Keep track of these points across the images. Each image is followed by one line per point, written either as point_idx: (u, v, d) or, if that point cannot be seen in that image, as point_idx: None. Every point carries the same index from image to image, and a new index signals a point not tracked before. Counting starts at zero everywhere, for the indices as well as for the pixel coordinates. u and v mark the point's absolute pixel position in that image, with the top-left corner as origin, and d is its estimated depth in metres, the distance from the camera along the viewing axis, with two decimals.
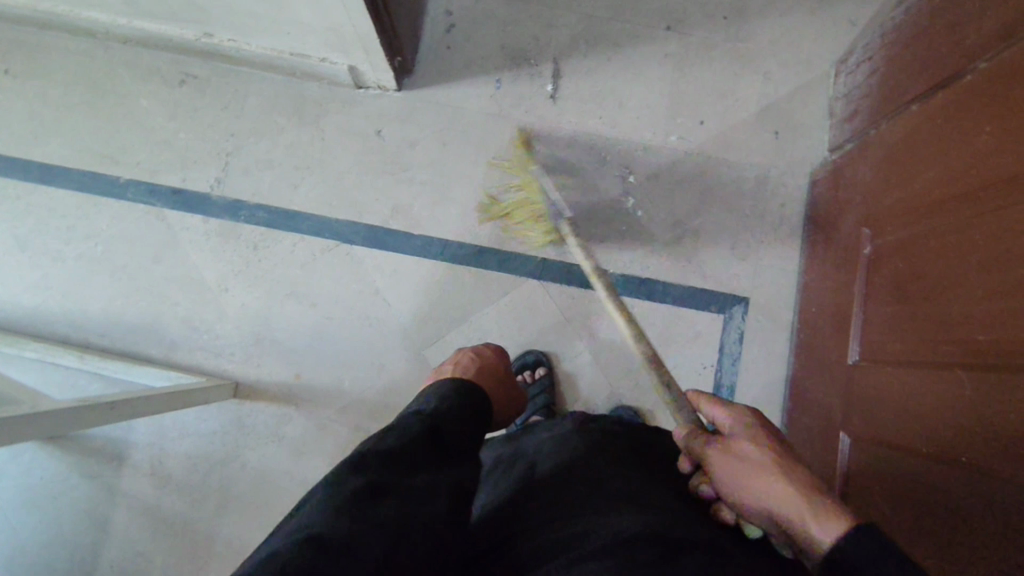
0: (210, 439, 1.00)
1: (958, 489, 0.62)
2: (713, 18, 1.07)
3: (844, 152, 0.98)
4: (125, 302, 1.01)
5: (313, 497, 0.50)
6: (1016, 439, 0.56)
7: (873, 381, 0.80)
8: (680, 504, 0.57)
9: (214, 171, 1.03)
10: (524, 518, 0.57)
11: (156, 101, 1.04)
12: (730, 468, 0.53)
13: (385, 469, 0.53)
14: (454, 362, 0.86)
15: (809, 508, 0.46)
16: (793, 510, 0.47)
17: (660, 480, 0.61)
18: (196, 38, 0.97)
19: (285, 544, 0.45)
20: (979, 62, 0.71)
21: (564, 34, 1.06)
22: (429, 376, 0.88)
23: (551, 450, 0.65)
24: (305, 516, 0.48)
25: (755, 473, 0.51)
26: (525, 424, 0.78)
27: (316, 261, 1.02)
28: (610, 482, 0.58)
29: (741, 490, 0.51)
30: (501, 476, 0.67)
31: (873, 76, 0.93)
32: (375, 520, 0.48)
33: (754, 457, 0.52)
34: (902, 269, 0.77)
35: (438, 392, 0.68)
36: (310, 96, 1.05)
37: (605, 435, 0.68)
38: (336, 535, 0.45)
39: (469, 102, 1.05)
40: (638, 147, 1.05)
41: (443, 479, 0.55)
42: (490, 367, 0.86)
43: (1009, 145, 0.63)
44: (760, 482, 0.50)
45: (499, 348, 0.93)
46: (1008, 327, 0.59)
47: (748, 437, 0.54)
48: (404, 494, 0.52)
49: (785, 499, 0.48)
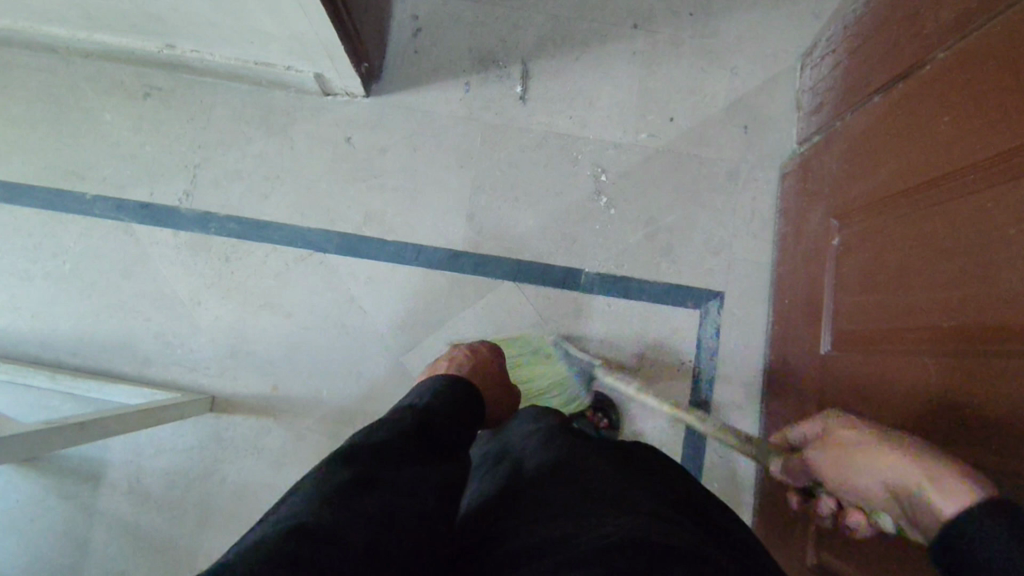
0: (188, 455, 0.99)
1: None
2: (679, 15, 1.08)
3: (812, 144, 0.99)
4: (96, 320, 1.00)
5: (303, 486, 0.50)
6: (1001, 425, 0.56)
7: (846, 372, 0.80)
8: (665, 497, 0.56)
9: (182, 184, 1.02)
10: (510, 516, 0.56)
11: (121, 115, 1.02)
12: (843, 458, 0.54)
13: (373, 461, 0.53)
14: (450, 358, 0.86)
15: (922, 469, 0.46)
16: (906, 475, 0.47)
17: (644, 472, 0.61)
18: (158, 50, 0.96)
19: (269, 530, 0.44)
20: (938, 52, 0.72)
21: (531, 35, 1.06)
22: (423, 371, 0.88)
23: (537, 450, 0.65)
24: (295, 503, 0.48)
25: (864, 453, 0.52)
26: (514, 422, 0.78)
27: (289, 271, 1.01)
28: (599, 480, 0.57)
29: (858, 473, 0.52)
30: (489, 473, 0.67)
31: (837, 68, 0.94)
32: (360, 513, 0.47)
33: (862, 440, 0.53)
34: (871, 260, 0.78)
35: (429, 391, 0.69)
36: (277, 105, 1.04)
37: (587, 438, 0.68)
38: (322, 525, 0.45)
39: (439, 106, 1.05)
40: (610, 145, 1.05)
41: (429, 478, 0.55)
42: (484, 365, 0.85)
43: (972, 133, 0.64)
44: (872, 458, 0.51)
45: (495, 345, 0.93)
46: (979, 310, 0.60)
47: (853, 427, 0.55)
48: (391, 489, 0.51)
49: (896, 468, 0.48)
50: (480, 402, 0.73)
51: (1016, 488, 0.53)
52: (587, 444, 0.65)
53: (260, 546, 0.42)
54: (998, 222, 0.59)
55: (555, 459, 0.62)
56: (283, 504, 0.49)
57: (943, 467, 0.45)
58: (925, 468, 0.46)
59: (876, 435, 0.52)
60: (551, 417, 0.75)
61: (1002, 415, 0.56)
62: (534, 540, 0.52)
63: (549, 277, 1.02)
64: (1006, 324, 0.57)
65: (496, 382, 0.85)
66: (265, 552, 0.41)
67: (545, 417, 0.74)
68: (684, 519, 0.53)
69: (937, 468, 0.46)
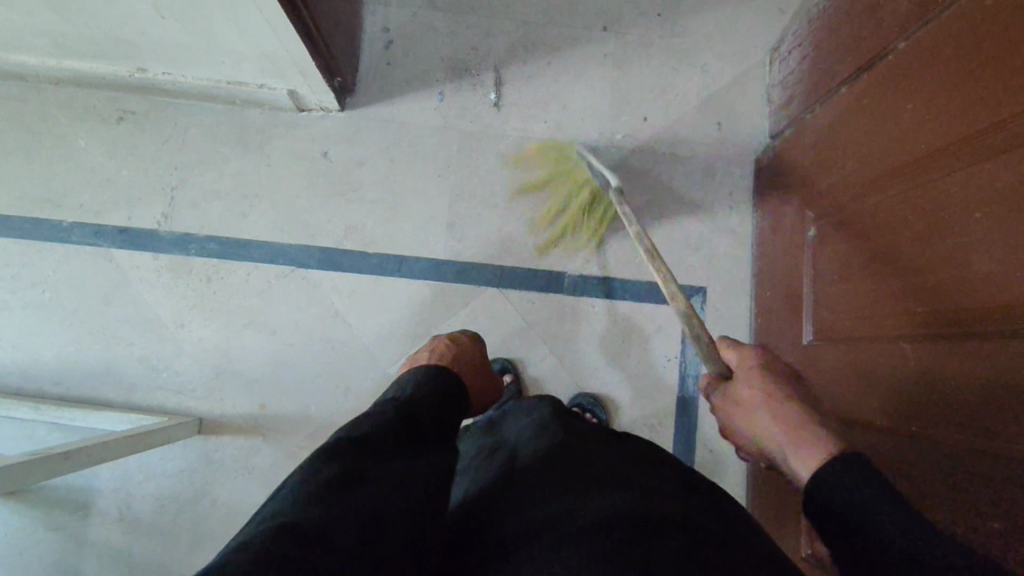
0: (177, 479, 0.98)
1: (926, 454, 0.63)
2: (648, 16, 1.09)
3: (783, 137, 1.00)
4: (79, 347, 0.99)
5: (290, 483, 0.49)
6: (978, 402, 0.56)
7: (828, 359, 0.81)
8: (658, 479, 0.56)
9: (160, 207, 1.02)
10: (499, 503, 0.56)
11: (95, 141, 1.02)
12: (733, 406, 0.61)
13: (359, 456, 0.52)
14: (429, 349, 0.86)
15: (790, 434, 0.53)
16: (776, 436, 0.54)
17: (636, 453, 0.62)
18: (129, 73, 0.96)
19: (258, 530, 0.43)
20: (899, 41, 0.73)
21: (502, 42, 1.07)
22: (405, 364, 0.88)
23: (528, 440, 0.66)
24: (281, 501, 0.47)
25: (749, 409, 0.58)
26: (502, 413, 0.79)
27: (272, 288, 1.01)
28: (589, 462, 0.58)
29: (741, 420, 0.59)
30: (481, 463, 0.68)
31: (804, 62, 0.96)
32: (348, 507, 0.47)
33: (747, 395, 0.59)
34: (846, 248, 0.79)
35: (413, 382, 0.69)
36: (252, 123, 1.04)
37: (578, 423, 0.68)
38: (310, 521, 0.44)
39: (414, 117, 1.05)
40: (586, 147, 1.06)
41: (417, 469, 0.55)
42: (463, 354, 0.86)
43: (936, 118, 0.65)
44: (756, 413, 0.57)
45: (474, 335, 0.93)
46: (952, 291, 0.61)
47: (743, 376, 0.61)
48: (379, 481, 0.51)
49: (770, 428, 0.55)
50: (466, 393, 0.73)
51: (993, 466, 0.54)
52: (578, 430, 0.65)
53: (249, 546, 0.41)
54: (968, 204, 0.60)
55: (546, 445, 0.62)
56: (271, 502, 0.48)
57: (809, 435, 0.51)
58: (791, 435, 0.52)
59: (762, 392, 0.58)
60: (541, 404, 0.75)
61: (979, 391, 0.56)
62: (523, 525, 0.52)
63: (532, 281, 1.03)
64: (977, 306, 0.58)
65: (477, 372, 0.85)
66: (255, 551, 0.40)
67: (538, 404, 0.74)
68: (675, 494, 0.54)
69: (799, 434, 0.52)
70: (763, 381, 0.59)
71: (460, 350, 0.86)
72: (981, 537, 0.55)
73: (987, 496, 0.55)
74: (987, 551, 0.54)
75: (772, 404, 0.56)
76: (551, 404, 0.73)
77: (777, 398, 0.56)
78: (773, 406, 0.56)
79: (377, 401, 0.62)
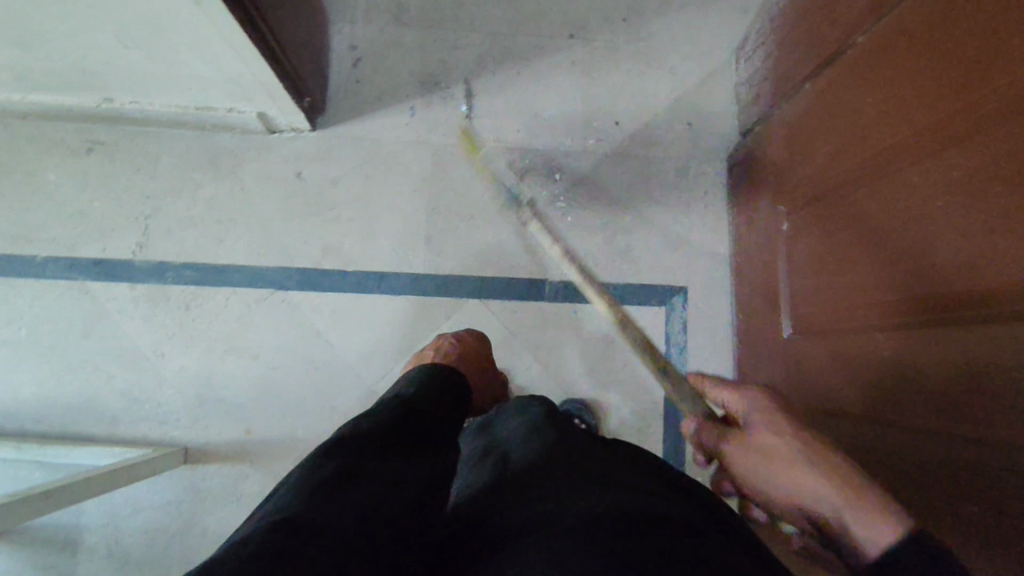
0: (165, 511, 0.96)
1: (910, 437, 0.63)
2: (613, 22, 1.10)
3: (753, 134, 1.01)
4: (58, 382, 0.98)
5: (288, 483, 0.49)
6: (958, 386, 0.57)
7: (809, 352, 0.82)
8: (649, 478, 0.57)
9: (134, 236, 1.01)
10: (493, 505, 0.55)
11: (65, 173, 1.01)
12: (756, 461, 0.53)
13: (355, 458, 0.52)
14: (435, 346, 0.90)
15: (846, 502, 0.45)
16: (826, 498, 0.47)
17: (629, 457, 0.62)
18: (96, 104, 0.95)
19: (255, 527, 0.43)
20: (856, 36, 0.75)
21: (470, 54, 1.08)
22: (410, 362, 0.91)
23: (521, 445, 0.66)
24: (278, 501, 0.47)
25: (781, 464, 0.51)
26: (500, 415, 0.80)
27: (252, 312, 1.01)
28: (583, 463, 0.57)
29: (767, 476, 0.52)
30: (476, 465, 0.68)
31: (768, 59, 0.97)
32: (345, 503, 0.46)
33: (778, 448, 0.52)
34: (818, 242, 0.80)
35: (413, 383, 0.71)
36: (223, 147, 1.03)
37: (574, 429, 0.69)
38: (306, 516, 0.44)
39: (386, 133, 1.05)
40: (559, 154, 1.06)
41: (413, 471, 0.54)
42: (466, 353, 0.88)
43: (898, 111, 0.66)
44: (791, 470, 0.50)
45: (479, 334, 0.95)
46: (922, 278, 0.62)
47: (771, 428, 0.54)
48: (374, 480, 0.50)
49: (815, 487, 0.48)
50: (466, 395, 0.76)
51: (971, 452, 0.55)
52: (572, 435, 0.66)
53: (246, 543, 0.41)
54: (931, 190, 0.60)
55: (539, 450, 0.62)
56: (269, 501, 0.48)
57: (863, 500, 0.45)
58: (844, 498, 0.46)
59: (798, 445, 0.51)
60: (536, 410, 0.75)
61: (958, 376, 0.57)
62: (517, 522, 0.51)
63: (513, 290, 1.03)
64: (950, 294, 0.58)
65: (478, 371, 0.87)
66: (252, 548, 0.40)
67: (533, 407, 0.76)
68: (672, 497, 0.53)
69: (858, 498, 0.45)
70: (798, 436, 0.51)
71: (466, 349, 0.88)
72: (964, 524, 0.55)
73: (975, 477, 0.54)
74: (981, 531, 0.53)
75: (814, 466, 0.49)
76: (544, 406, 0.76)
77: (817, 453, 0.50)
78: (815, 462, 0.49)
79: (381, 399, 0.64)
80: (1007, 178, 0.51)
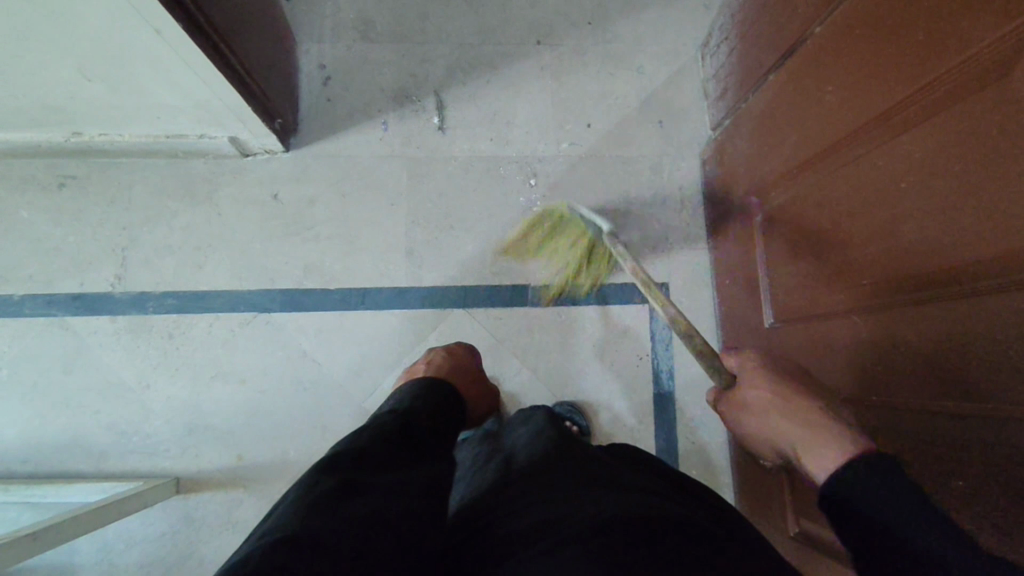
0: (160, 543, 0.95)
1: (895, 416, 0.63)
2: (579, 25, 1.11)
3: (723, 128, 1.03)
4: (43, 421, 0.97)
5: (287, 500, 0.49)
6: (937, 362, 0.57)
7: (790, 339, 0.83)
8: (650, 479, 0.57)
9: (111, 269, 1.00)
10: (493, 514, 0.55)
11: (37, 210, 1.00)
12: (751, 413, 0.65)
13: (354, 475, 0.52)
14: (426, 360, 0.89)
15: (808, 434, 0.56)
16: (794, 437, 0.58)
17: (628, 460, 0.62)
18: (64, 139, 0.94)
19: (256, 546, 0.43)
20: (814, 26, 0.75)
21: (439, 66, 1.08)
22: (402, 375, 0.91)
23: (521, 452, 0.66)
24: (280, 517, 0.47)
25: (768, 414, 0.62)
26: (499, 425, 0.81)
27: (236, 336, 1.00)
28: (583, 467, 0.58)
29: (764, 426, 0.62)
30: (477, 473, 0.69)
31: (732, 54, 0.98)
32: (347, 517, 0.46)
33: (765, 400, 0.63)
34: (792, 230, 0.81)
35: (406, 396, 0.71)
36: (197, 174, 1.03)
37: (573, 436, 0.69)
38: (308, 532, 0.44)
39: (360, 149, 1.06)
40: (534, 160, 1.07)
41: (414, 486, 0.54)
42: (461, 365, 0.88)
43: (860, 95, 0.67)
44: (776, 418, 0.61)
45: (471, 346, 0.95)
46: (894, 262, 0.62)
47: (756, 384, 0.65)
48: (375, 495, 0.50)
49: (790, 430, 0.58)
50: (461, 409, 0.76)
51: (955, 430, 0.55)
52: (573, 440, 0.66)
53: (248, 560, 0.40)
54: (900, 173, 0.61)
55: (539, 457, 0.62)
56: (269, 520, 0.48)
57: (820, 430, 0.55)
58: (808, 435, 0.56)
59: (780, 397, 0.61)
60: (539, 418, 0.76)
61: (936, 353, 0.57)
62: (516, 529, 0.50)
63: (496, 297, 1.04)
64: (921, 273, 0.59)
65: (472, 382, 0.87)
66: (253, 565, 0.40)
67: (533, 416, 0.77)
68: (675, 499, 0.53)
69: (817, 429, 0.55)
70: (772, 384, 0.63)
71: (457, 361, 0.88)
72: (958, 502, 0.56)
73: (962, 453, 0.55)
74: (972, 505, 0.54)
75: (784, 405, 0.60)
76: (545, 414, 0.77)
77: (793, 402, 0.60)
78: (790, 408, 0.60)
79: (376, 415, 0.65)
80: (977, 154, 0.52)
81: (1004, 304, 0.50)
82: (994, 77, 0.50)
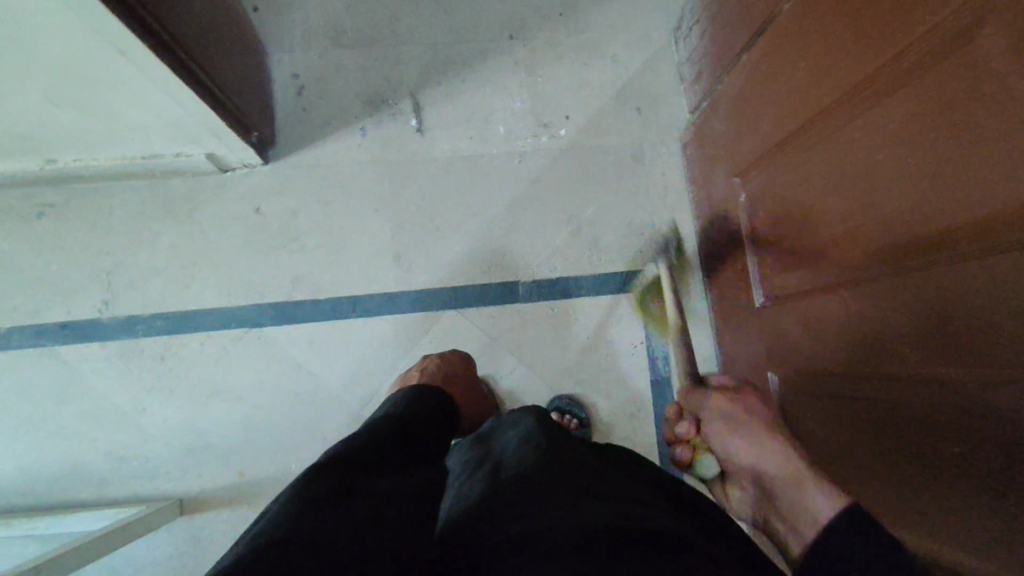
0: (168, 565, 0.95)
1: (882, 388, 0.64)
2: (551, 17, 1.10)
3: (700, 111, 1.03)
4: (41, 452, 0.96)
5: (279, 503, 0.49)
6: (922, 332, 0.58)
7: (778, 316, 0.84)
8: (643, 488, 0.57)
9: (98, 295, 0.99)
10: (483, 515, 0.54)
11: (18, 239, 0.99)
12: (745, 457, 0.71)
13: (344, 478, 0.51)
14: (419, 369, 0.88)
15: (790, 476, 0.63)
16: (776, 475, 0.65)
17: (620, 463, 0.62)
18: (40, 168, 0.92)
19: (247, 547, 0.43)
20: (783, 3, 0.75)
21: (412, 68, 1.07)
22: (395, 384, 0.90)
23: (511, 454, 0.65)
24: (272, 518, 0.47)
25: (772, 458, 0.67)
26: (488, 428, 0.81)
27: (229, 354, 1.00)
28: (571, 470, 0.58)
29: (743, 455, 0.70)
30: (467, 473, 0.68)
31: (704, 36, 0.98)
32: (339, 520, 0.46)
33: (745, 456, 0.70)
34: (774, 208, 0.82)
35: (399, 402, 0.71)
36: (177, 193, 1.02)
37: (563, 434, 0.69)
38: (301, 535, 0.44)
39: (340, 156, 1.05)
40: (514, 156, 1.07)
41: (402, 491, 0.54)
42: (454, 375, 0.88)
43: (832, 69, 0.67)
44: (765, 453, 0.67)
45: (462, 354, 0.95)
46: (874, 235, 0.63)
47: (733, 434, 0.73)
48: (367, 498, 0.50)
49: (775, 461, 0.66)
50: (451, 412, 0.76)
51: (942, 397, 0.56)
52: (565, 444, 0.65)
53: (238, 562, 0.40)
54: (883, 140, 0.60)
55: (530, 457, 0.62)
56: (259, 521, 0.47)
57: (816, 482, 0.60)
58: (794, 472, 0.63)
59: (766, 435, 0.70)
60: (526, 419, 0.76)
61: (919, 324, 0.58)
62: (507, 532, 0.50)
63: (487, 295, 1.04)
64: (901, 243, 0.59)
65: (466, 388, 0.88)
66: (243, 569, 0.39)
67: (523, 416, 0.77)
68: (665, 504, 0.54)
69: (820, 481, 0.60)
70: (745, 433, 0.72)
71: (451, 370, 0.88)
72: (949, 465, 0.56)
73: (949, 422, 0.55)
74: (961, 474, 0.54)
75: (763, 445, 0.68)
76: (532, 413, 0.77)
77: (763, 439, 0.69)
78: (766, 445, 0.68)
79: (369, 415, 0.64)
80: (957, 117, 0.51)
81: (992, 267, 0.49)
82: (967, 39, 0.49)
